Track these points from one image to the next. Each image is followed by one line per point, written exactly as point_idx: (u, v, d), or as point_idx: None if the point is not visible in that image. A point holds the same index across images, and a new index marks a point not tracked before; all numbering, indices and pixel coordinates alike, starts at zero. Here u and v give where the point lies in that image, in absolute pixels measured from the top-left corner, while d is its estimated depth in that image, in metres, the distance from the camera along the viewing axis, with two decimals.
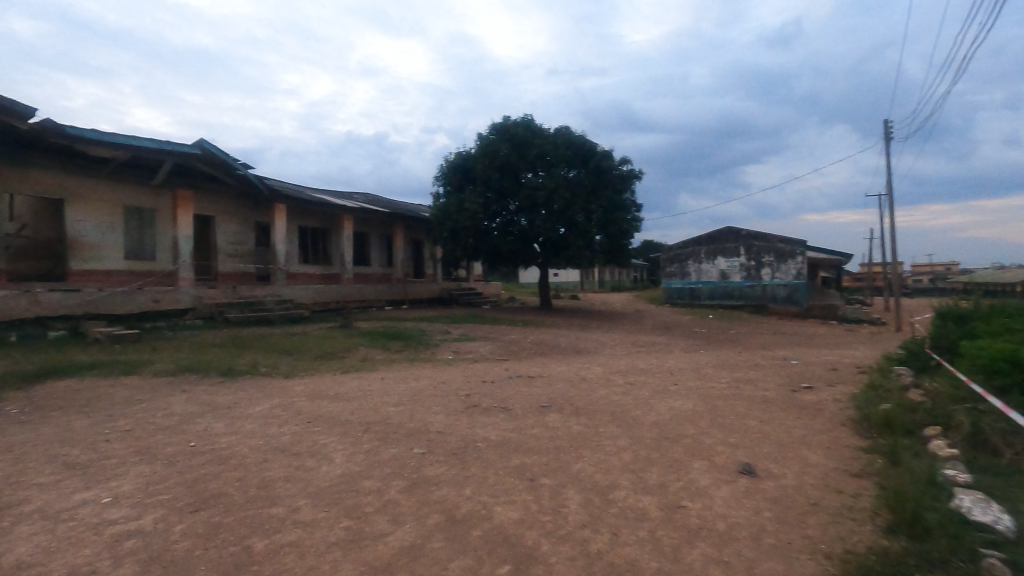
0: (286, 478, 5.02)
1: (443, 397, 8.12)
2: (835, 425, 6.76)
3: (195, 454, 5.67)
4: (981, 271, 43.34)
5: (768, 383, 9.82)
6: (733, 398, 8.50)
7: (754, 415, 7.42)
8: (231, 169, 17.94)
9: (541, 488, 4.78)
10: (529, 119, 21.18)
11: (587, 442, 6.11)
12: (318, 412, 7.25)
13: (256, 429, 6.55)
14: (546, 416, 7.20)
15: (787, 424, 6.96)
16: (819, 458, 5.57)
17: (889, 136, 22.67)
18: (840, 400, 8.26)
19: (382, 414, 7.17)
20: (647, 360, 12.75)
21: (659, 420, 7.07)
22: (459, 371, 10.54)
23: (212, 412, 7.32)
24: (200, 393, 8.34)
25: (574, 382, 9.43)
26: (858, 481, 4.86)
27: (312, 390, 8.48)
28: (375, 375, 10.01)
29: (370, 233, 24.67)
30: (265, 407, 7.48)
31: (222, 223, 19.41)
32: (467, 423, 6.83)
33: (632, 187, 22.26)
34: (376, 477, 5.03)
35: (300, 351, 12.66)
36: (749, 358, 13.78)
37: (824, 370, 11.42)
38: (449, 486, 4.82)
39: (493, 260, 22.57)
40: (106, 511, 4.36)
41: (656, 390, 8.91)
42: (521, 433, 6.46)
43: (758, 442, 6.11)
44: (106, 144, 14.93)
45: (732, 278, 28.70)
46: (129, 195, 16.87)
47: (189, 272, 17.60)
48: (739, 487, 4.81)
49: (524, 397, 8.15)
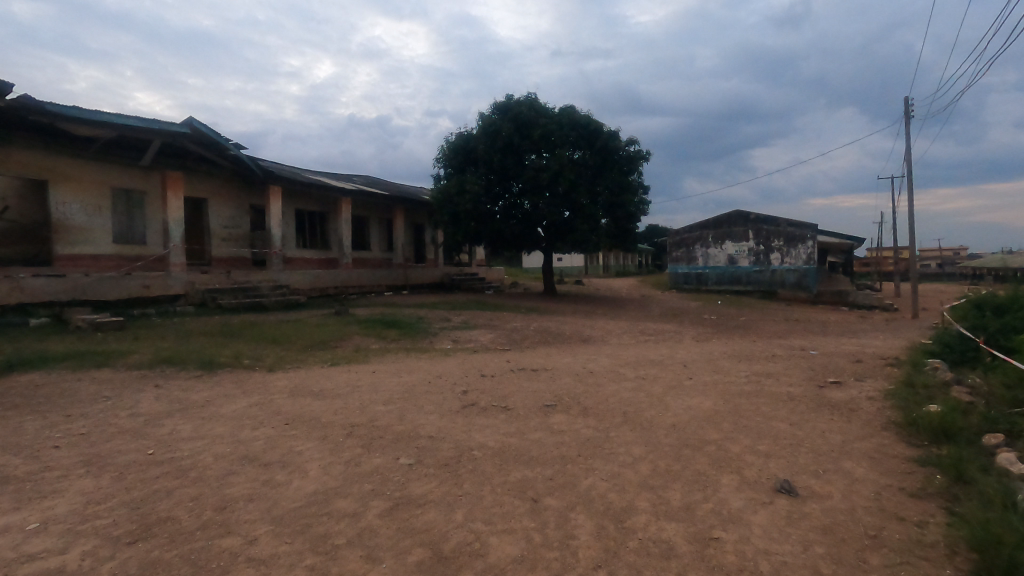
0: (249, 497, 4.31)
1: (437, 394, 7.39)
2: (876, 430, 6.01)
3: (150, 465, 4.98)
4: (994, 258, 42.42)
5: (789, 377, 9.09)
6: (756, 395, 7.75)
7: (781, 416, 6.68)
8: (222, 149, 17.11)
9: (545, 511, 4.07)
10: (533, 98, 20.24)
11: (599, 450, 5.39)
12: (298, 414, 6.53)
13: (226, 434, 5.85)
14: (551, 417, 6.48)
15: (821, 427, 6.22)
16: (867, 472, 4.84)
17: (909, 116, 21.70)
18: (874, 398, 7.50)
19: (368, 416, 6.46)
20: (657, 350, 12.00)
21: (678, 422, 6.34)
22: (457, 363, 9.84)
23: (183, 412, 6.64)
24: (173, 389, 7.65)
25: (581, 377, 8.69)
26: (920, 505, 4.12)
27: (295, 386, 7.76)
28: (366, 368, 9.29)
29: (370, 217, 23.89)
30: (240, 407, 6.79)
31: (216, 206, 18.65)
32: (462, 427, 6.10)
33: (639, 169, 21.30)
34: (354, 497, 4.33)
35: (290, 340, 11.95)
36: (764, 348, 13.02)
37: (847, 363, 10.63)
38: (438, 509, 4.10)
39: (496, 245, 21.76)
40: (28, 541, 3.67)
41: (670, 386, 8.20)
42: (522, 437, 5.77)
43: (793, 450, 5.38)
44: (89, 122, 14.08)
45: (741, 263, 27.83)
46: (116, 176, 16.09)
47: (181, 257, 16.83)
48: (779, 510, 4.09)
49: (526, 395, 7.42)
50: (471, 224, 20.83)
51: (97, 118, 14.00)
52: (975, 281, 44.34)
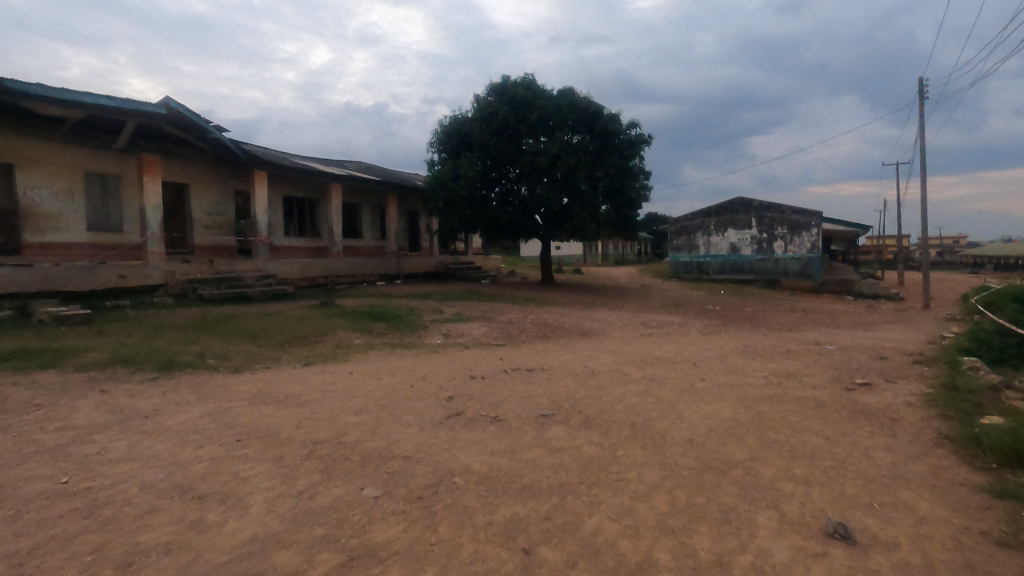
0: (166, 548, 3.43)
1: (417, 402, 6.47)
2: (929, 446, 5.15)
3: (59, 499, 4.08)
4: (995, 249, 41.79)
5: (812, 378, 8.21)
6: (779, 401, 6.85)
7: (814, 427, 5.77)
8: (202, 132, 16.04)
9: (538, 571, 3.22)
10: (530, 79, 19.19)
11: (606, 476, 4.51)
12: (255, 427, 5.62)
13: (162, 454, 4.95)
14: (549, 430, 5.60)
15: (863, 442, 5.32)
16: (934, 507, 3.97)
17: (923, 97, 20.74)
18: (914, 404, 6.63)
19: (336, 429, 5.57)
20: (663, 346, 11.10)
21: (696, 437, 5.45)
22: (446, 362, 8.95)
23: (122, 424, 5.74)
24: (119, 395, 6.74)
25: (582, 379, 7.78)
26: (1014, 559, 3.29)
27: (258, 392, 6.85)
28: (343, 368, 8.37)
29: (361, 204, 22.86)
30: (191, 418, 5.90)
31: (197, 192, 17.60)
32: (444, 444, 5.21)
33: (641, 153, 20.26)
34: (301, 545, 3.47)
35: (266, 336, 11.03)
36: (776, 342, 12.19)
37: (871, 360, 9.75)
38: (403, 566, 3.25)
39: (493, 232, 20.75)
40: None
41: (682, 390, 7.30)
42: (514, 458, 4.90)
43: (840, 475, 4.51)
44: (56, 102, 12.98)
45: (743, 251, 26.88)
46: (88, 159, 15.03)
47: (160, 245, 15.86)
48: (835, 566, 3.26)
49: (520, 402, 6.52)
50: (466, 212, 19.79)
51: (64, 97, 12.90)
52: (977, 270, 43.84)
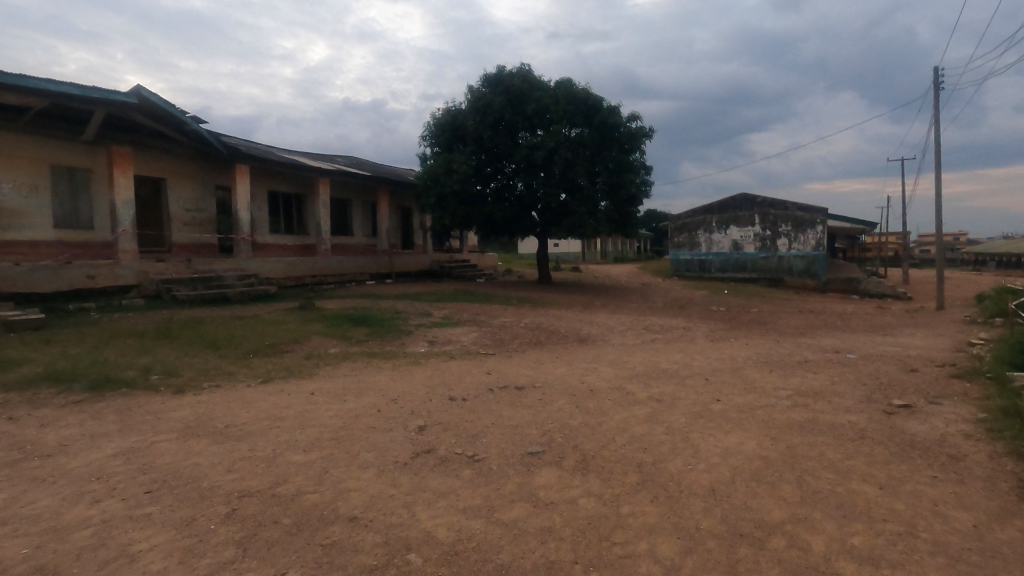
0: None
1: (381, 435, 5.38)
2: (1016, 501, 4.11)
3: None
4: (998, 246, 41.02)
5: (844, 398, 7.13)
6: (811, 429, 5.80)
7: (861, 469, 4.73)
8: (177, 122, 14.88)
9: None
10: (526, 69, 18.09)
11: (607, 550, 3.47)
12: (176, 471, 4.56)
13: (43, 515, 3.87)
14: (537, 475, 4.55)
15: (927, 491, 4.29)
16: None
17: (938, 88, 19.70)
18: (973, 435, 5.58)
19: (277, 475, 4.50)
20: (669, 356, 9.97)
21: (719, 485, 4.39)
22: (425, 378, 7.85)
23: (14, 468, 4.66)
24: (28, 425, 5.64)
25: (579, 401, 6.68)
26: None
27: (194, 421, 5.76)
28: (306, 387, 7.28)
29: (349, 200, 21.73)
30: (100, 460, 4.81)
31: (173, 187, 16.43)
32: (405, 498, 4.14)
33: (642, 147, 19.14)
34: None
35: (231, 345, 9.91)
36: (791, 350, 11.11)
37: (902, 373, 8.69)
38: None
39: (489, 230, 19.62)
40: None
41: (695, 415, 6.24)
42: (493, 518, 3.86)
43: (912, 550, 3.47)
44: (14, 90, 11.77)
45: (746, 249, 25.80)
46: (55, 152, 13.84)
47: (132, 243, 14.72)
48: None
49: (504, 435, 5.42)
50: (460, 208, 18.66)
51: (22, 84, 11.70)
52: (979, 268, 42.98)
